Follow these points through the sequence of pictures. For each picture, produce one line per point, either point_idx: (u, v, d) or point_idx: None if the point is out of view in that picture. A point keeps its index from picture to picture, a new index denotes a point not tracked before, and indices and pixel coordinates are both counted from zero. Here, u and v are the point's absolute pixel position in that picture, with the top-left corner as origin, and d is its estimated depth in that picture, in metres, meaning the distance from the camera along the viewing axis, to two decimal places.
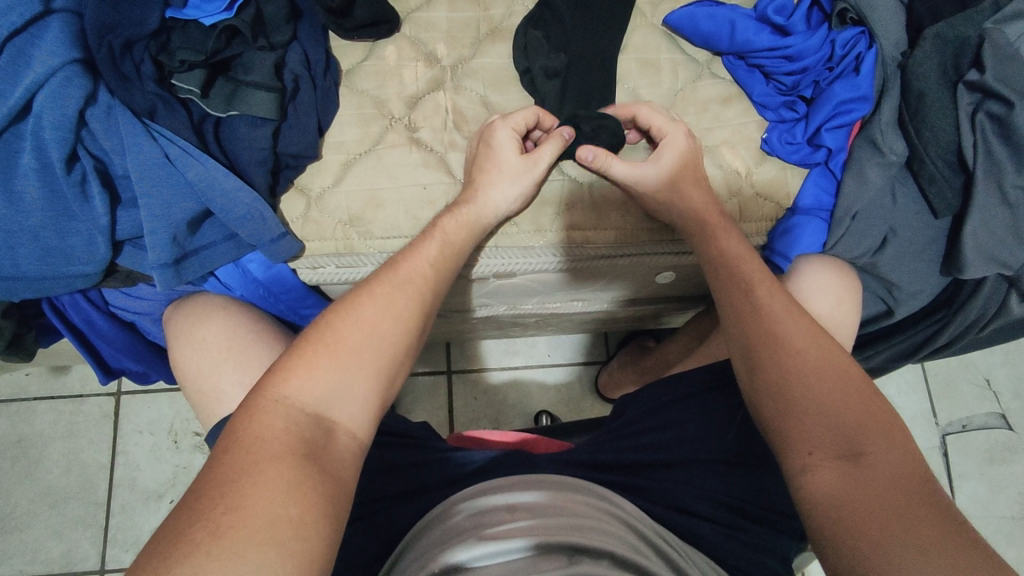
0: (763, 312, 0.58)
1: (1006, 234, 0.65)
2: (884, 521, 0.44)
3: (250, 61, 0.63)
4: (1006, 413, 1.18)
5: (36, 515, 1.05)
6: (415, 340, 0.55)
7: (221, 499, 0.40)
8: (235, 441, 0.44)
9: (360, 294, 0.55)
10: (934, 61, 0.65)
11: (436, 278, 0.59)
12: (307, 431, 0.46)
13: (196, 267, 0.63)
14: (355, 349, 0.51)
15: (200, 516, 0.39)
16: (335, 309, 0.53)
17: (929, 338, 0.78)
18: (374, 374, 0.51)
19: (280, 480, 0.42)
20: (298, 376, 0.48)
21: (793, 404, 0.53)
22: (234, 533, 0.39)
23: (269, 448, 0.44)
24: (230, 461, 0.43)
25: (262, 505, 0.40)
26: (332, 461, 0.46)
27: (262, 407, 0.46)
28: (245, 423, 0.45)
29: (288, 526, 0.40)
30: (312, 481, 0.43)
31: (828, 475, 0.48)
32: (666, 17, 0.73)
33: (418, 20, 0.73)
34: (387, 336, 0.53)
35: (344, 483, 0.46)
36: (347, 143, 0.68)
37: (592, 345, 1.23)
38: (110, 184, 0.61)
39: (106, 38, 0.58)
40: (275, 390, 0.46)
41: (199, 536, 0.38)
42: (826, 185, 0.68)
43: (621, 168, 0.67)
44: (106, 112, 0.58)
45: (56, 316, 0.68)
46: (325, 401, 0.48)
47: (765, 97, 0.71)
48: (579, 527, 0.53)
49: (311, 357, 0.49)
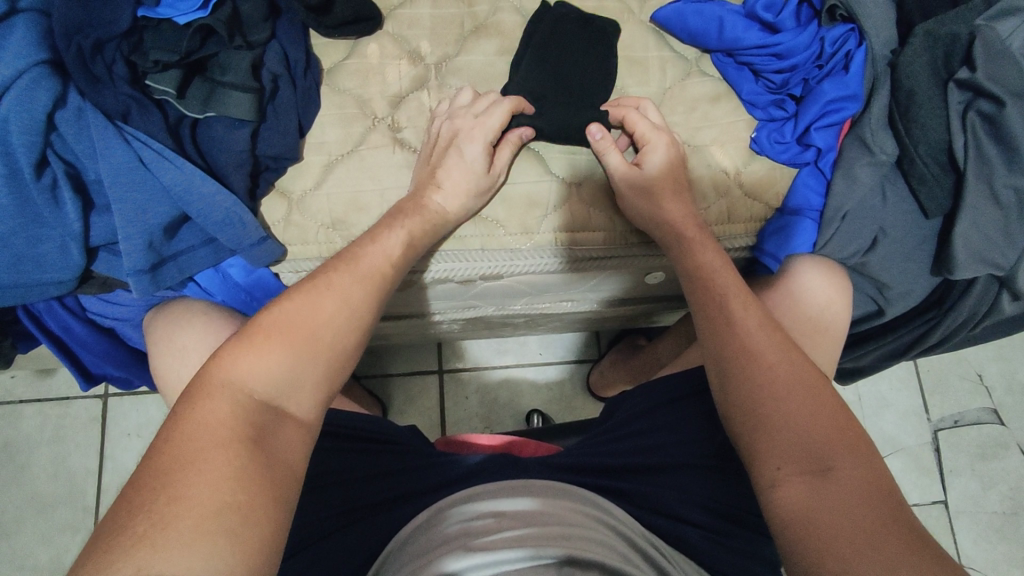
0: (744, 326, 0.57)
1: (995, 234, 0.64)
2: (858, 539, 0.43)
3: (227, 61, 0.62)
4: (997, 408, 1.18)
5: (23, 520, 1.04)
6: (366, 329, 0.54)
7: (163, 489, 0.40)
8: (177, 425, 0.43)
9: (316, 283, 0.54)
10: (923, 60, 0.63)
11: (395, 276, 0.58)
12: (251, 416, 0.45)
13: (174, 273, 0.62)
14: (309, 337, 0.50)
15: (141, 508, 0.39)
16: (290, 296, 0.52)
17: (916, 340, 0.78)
18: (327, 364, 0.51)
19: (226, 466, 0.42)
20: (248, 362, 0.48)
21: (762, 419, 0.52)
22: (178, 523, 0.38)
23: (213, 435, 0.43)
24: (172, 448, 0.42)
25: (205, 493, 0.40)
26: (280, 448, 0.45)
27: (206, 391, 0.46)
28: (188, 408, 0.44)
29: (236, 510, 0.40)
30: (259, 468, 0.43)
31: (796, 490, 0.48)
32: (654, 14, 0.72)
33: (401, 17, 0.72)
34: (342, 326, 0.52)
35: (293, 469, 0.46)
36: (328, 143, 0.67)
37: (583, 343, 1.23)
38: (83, 190, 0.59)
39: (75, 38, 0.56)
40: (221, 374, 0.46)
41: (143, 528, 0.38)
42: (816, 185, 0.67)
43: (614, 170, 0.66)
44: (76, 115, 0.57)
45: (32, 323, 0.67)
46: (276, 389, 0.48)
47: (754, 95, 0.69)
48: (567, 536, 0.52)
49: (260, 341, 0.49)
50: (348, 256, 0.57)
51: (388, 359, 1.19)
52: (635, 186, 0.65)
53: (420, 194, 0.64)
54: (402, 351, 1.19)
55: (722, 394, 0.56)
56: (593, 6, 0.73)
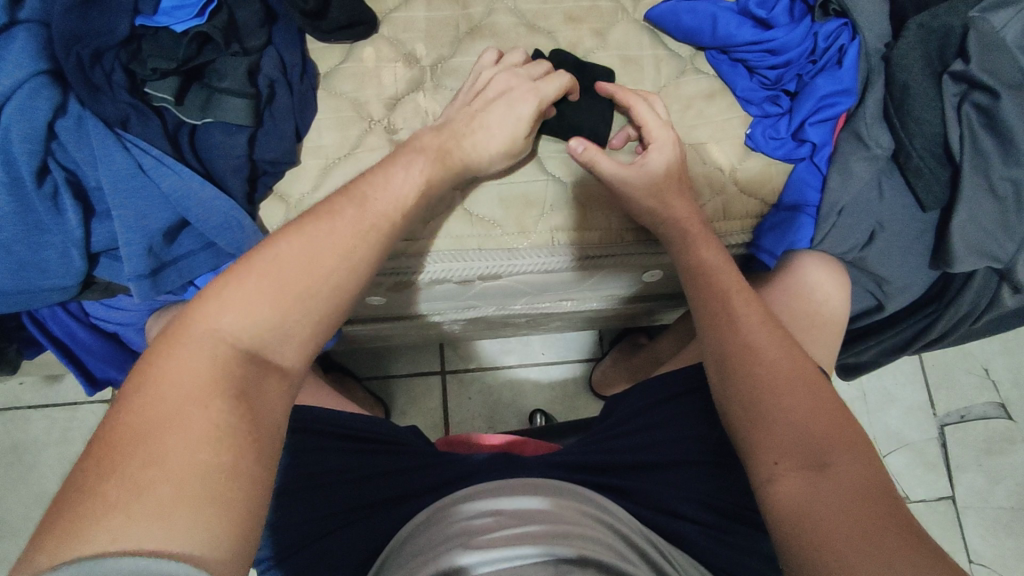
0: (738, 323, 0.57)
1: (994, 227, 0.64)
2: (855, 532, 0.43)
3: (223, 67, 0.63)
4: (1005, 403, 1.17)
5: (32, 523, 1.06)
6: (363, 281, 0.53)
7: (139, 450, 0.39)
8: (153, 378, 0.42)
9: (311, 228, 0.52)
10: (917, 53, 0.63)
11: (396, 223, 0.56)
12: (231, 369, 0.44)
13: (174, 277, 0.62)
14: (301, 286, 0.49)
15: (117, 469, 0.38)
16: (281, 239, 0.50)
17: (917, 335, 0.77)
18: (318, 313, 0.49)
19: (206, 426, 0.41)
20: (235, 310, 0.46)
21: (760, 414, 0.52)
22: (154, 488, 0.38)
23: (193, 389, 0.42)
24: (150, 404, 0.41)
25: (185, 456, 0.39)
26: (262, 402, 0.45)
27: (187, 340, 0.44)
28: (168, 357, 0.43)
29: (217, 477, 0.39)
30: (242, 427, 0.42)
31: (794, 484, 0.48)
32: (648, 13, 0.72)
33: (397, 20, 0.72)
34: (335, 272, 0.51)
35: (275, 424, 0.45)
36: (325, 147, 0.67)
37: (585, 343, 1.23)
38: (83, 197, 0.60)
39: (74, 48, 0.56)
40: (205, 325, 0.44)
41: (115, 492, 0.37)
42: (813, 180, 0.67)
43: (610, 165, 0.65)
44: (76, 123, 0.58)
45: (37, 329, 0.67)
46: (263, 339, 0.47)
47: (748, 92, 0.69)
48: (565, 534, 0.52)
49: (249, 288, 0.47)
50: (355, 195, 0.55)
51: (391, 360, 1.20)
52: (639, 183, 0.64)
53: (454, 135, 0.63)
54: (404, 352, 1.20)
55: (722, 391, 0.56)
56: (587, 6, 0.73)
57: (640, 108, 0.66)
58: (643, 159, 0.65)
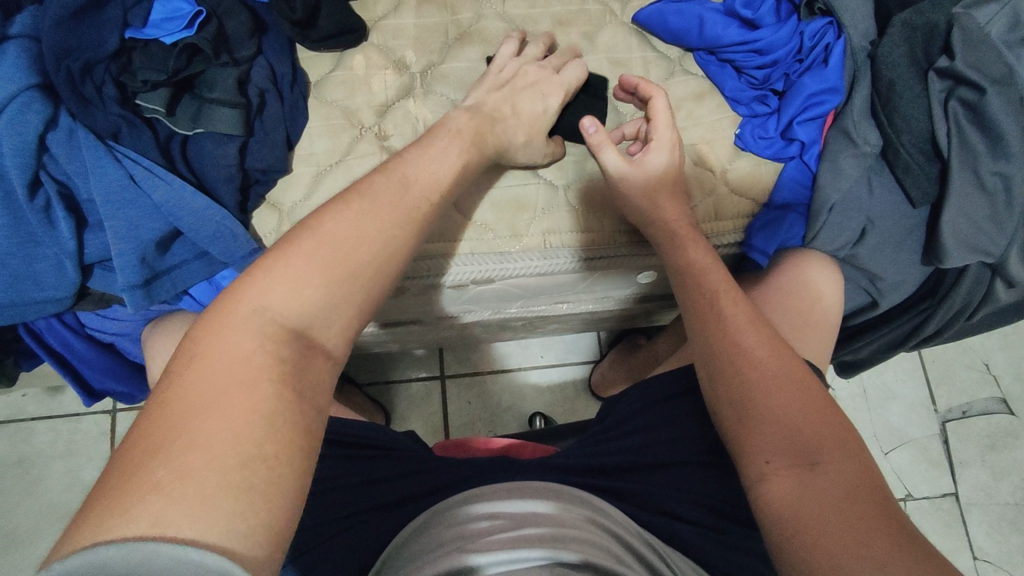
0: (727, 323, 0.57)
1: (984, 222, 0.64)
2: (846, 530, 0.43)
3: (213, 78, 0.63)
4: (1006, 397, 1.16)
5: (36, 535, 1.06)
6: (406, 259, 0.51)
7: (182, 433, 0.37)
8: (198, 357, 0.41)
9: (358, 203, 0.49)
10: (902, 51, 0.63)
11: (435, 200, 0.54)
12: (276, 348, 0.42)
13: (168, 287, 0.63)
14: (347, 263, 0.47)
15: (158, 451, 0.36)
16: (331, 214, 0.48)
17: (912, 332, 0.78)
18: (365, 292, 0.47)
19: (250, 409, 0.39)
20: (283, 286, 0.44)
21: (749, 413, 0.52)
22: (197, 474, 0.36)
23: (238, 370, 0.40)
24: (193, 384, 0.39)
25: (228, 441, 0.37)
26: (307, 385, 0.43)
27: (231, 318, 0.43)
28: (212, 335, 0.41)
29: (260, 465, 0.38)
30: (286, 412, 0.40)
31: (785, 484, 0.48)
32: (636, 15, 0.73)
33: (386, 27, 0.73)
34: (381, 252, 0.49)
35: (318, 409, 0.43)
36: (316, 155, 0.68)
37: (585, 345, 1.23)
38: (76, 209, 0.60)
39: (64, 62, 0.57)
40: (252, 300, 0.42)
41: (159, 475, 0.36)
42: (802, 178, 0.67)
43: (614, 157, 0.66)
44: (68, 136, 0.58)
45: (34, 341, 0.68)
46: (309, 317, 0.45)
47: (736, 92, 0.70)
48: (561, 537, 0.52)
49: (296, 265, 0.45)
50: (397, 174, 0.53)
51: (391, 366, 1.20)
52: (636, 184, 0.65)
53: (488, 120, 0.63)
54: (403, 357, 1.20)
55: (712, 390, 0.56)
56: (575, 10, 0.74)
57: (655, 99, 0.66)
58: (651, 151, 0.65)
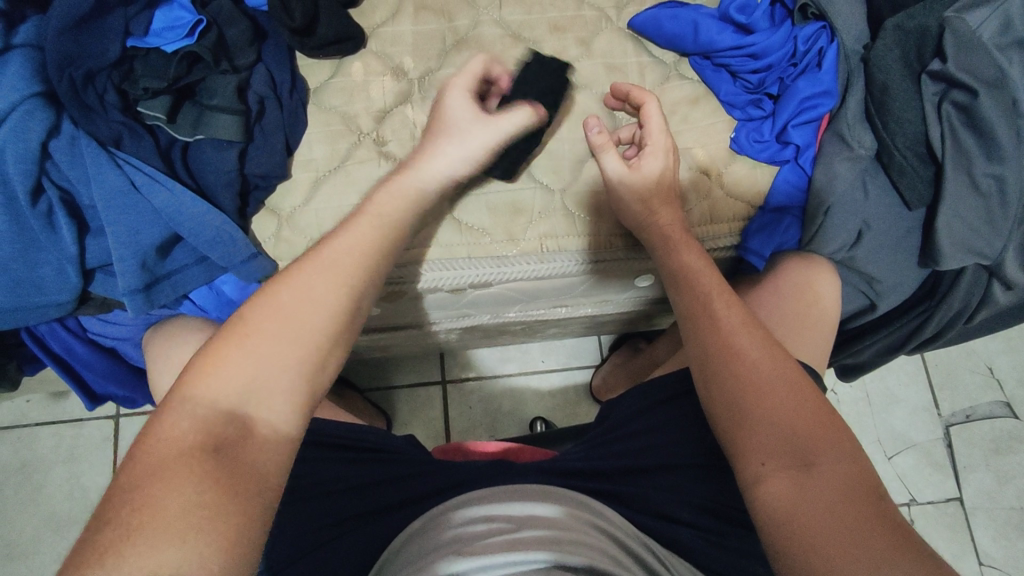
0: (721, 325, 0.57)
1: (981, 224, 0.64)
2: (843, 533, 0.43)
3: (213, 85, 0.64)
4: (1010, 401, 1.16)
5: (40, 540, 1.07)
6: (348, 322, 0.50)
7: (128, 498, 0.39)
8: (145, 440, 0.43)
9: (289, 275, 0.49)
10: (895, 54, 0.64)
11: (375, 251, 0.52)
12: (218, 433, 0.43)
13: (168, 291, 0.64)
14: (278, 335, 0.47)
15: (110, 518, 0.39)
16: (264, 292, 0.48)
17: (911, 334, 0.78)
18: (302, 360, 0.47)
19: (188, 476, 0.41)
20: (218, 372, 0.45)
21: (743, 415, 0.52)
22: (142, 532, 0.38)
23: (175, 451, 0.42)
24: (136, 462, 0.41)
25: (170, 500, 0.39)
26: (246, 462, 0.43)
27: (172, 407, 0.44)
28: (155, 424, 0.43)
29: (200, 514, 0.39)
30: (222, 482, 0.41)
31: (781, 485, 0.48)
32: (631, 21, 0.73)
33: (384, 34, 0.74)
34: (316, 319, 0.48)
35: (264, 484, 0.43)
36: (315, 160, 0.69)
37: (586, 349, 1.23)
38: (78, 215, 0.61)
39: (67, 70, 0.58)
40: (182, 390, 0.44)
41: (107, 539, 0.38)
42: (797, 181, 0.67)
43: (614, 161, 0.67)
44: (70, 143, 0.59)
45: (36, 345, 0.69)
46: (244, 396, 0.45)
47: (731, 96, 0.70)
48: (558, 539, 0.52)
49: (230, 349, 0.46)
50: (329, 233, 0.51)
51: (391, 371, 1.20)
52: (634, 184, 0.65)
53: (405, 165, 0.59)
54: (404, 362, 1.21)
55: (704, 390, 0.56)
56: (571, 16, 0.75)
57: (648, 107, 0.66)
58: (649, 155, 0.66)
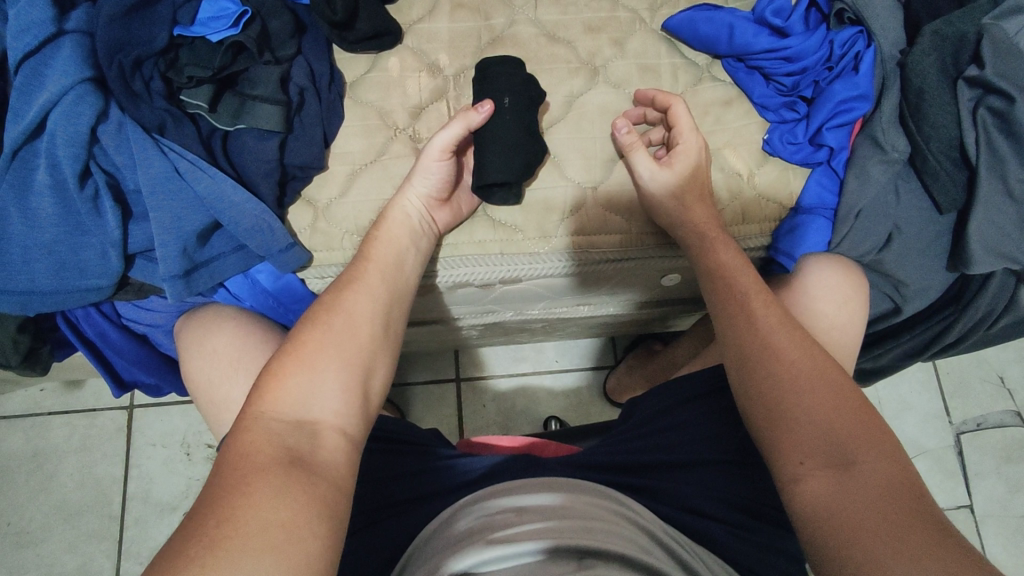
0: (759, 326, 0.58)
1: (1012, 228, 0.65)
2: (882, 529, 0.44)
3: (256, 76, 0.65)
4: (1021, 411, 1.16)
5: (52, 529, 1.07)
6: (379, 337, 0.58)
7: (213, 515, 0.42)
8: (225, 460, 0.47)
9: (327, 305, 0.58)
10: (932, 59, 0.64)
11: (413, 273, 0.64)
12: (290, 440, 0.49)
13: (206, 279, 0.64)
14: (325, 351, 0.54)
15: (195, 533, 0.41)
16: (307, 320, 0.57)
17: (933, 339, 0.78)
18: (350, 369, 0.54)
19: (269, 487, 0.44)
20: (280, 390, 0.52)
21: (781, 415, 0.53)
22: (228, 542, 0.40)
23: (255, 461, 0.46)
24: (221, 479, 0.45)
25: (254, 513, 0.42)
26: (319, 463, 0.48)
27: (244, 427, 0.49)
28: (230, 445, 0.48)
29: (282, 526, 0.42)
30: (301, 483, 0.46)
31: (821, 483, 0.48)
32: (665, 23, 0.74)
33: (420, 31, 0.74)
34: (357, 335, 0.57)
35: (336, 481, 0.48)
36: (352, 153, 0.69)
37: (601, 350, 1.24)
38: (122, 200, 0.62)
39: (117, 57, 0.59)
40: (254, 408, 0.50)
41: (196, 552, 0.40)
42: (829, 184, 0.68)
43: (645, 161, 0.68)
44: (117, 128, 0.60)
45: (70, 329, 0.69)
46: (305, 406, 0.51)
47: (765, 98, 0.71)
48: (589, 529, 0.53)
49: (286, 370, 0.53)
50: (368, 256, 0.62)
51: (406, 368, 1.21)
52: (668, 189, 0.66)
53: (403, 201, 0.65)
54: (419, 359, 1.21)
55: (743, 391, 0.57)
56: (605, 17, 0.75)
57: (676, 109, 0.68)
58: (678, 155, 0.67)
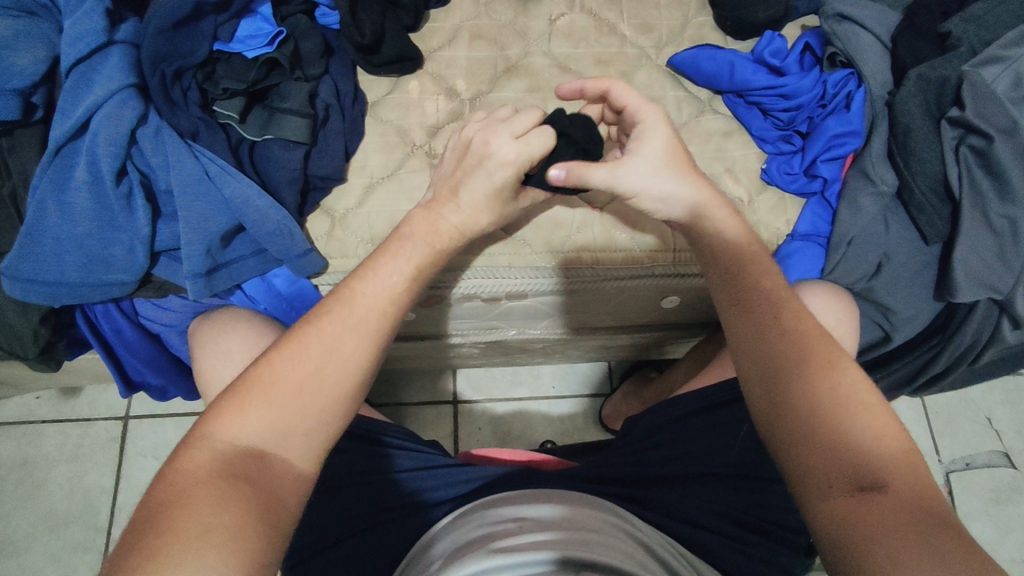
0: (797, 315, 0.55)
1: (994, 260, 0.68)
2: (902, 529, 0.42)
3: (286, 90, 0.69)
4: (1009, 452, 1.18)
5: (35, 539, 1.05)
6: (360, 374, 0.52)
7: (160, 519, 0.41)
8: (165, 476, 0.45)
9: (305, 330, 0.52)
10: (917, 100, 0.69)
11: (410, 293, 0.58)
12: (238, 467, 0.45)
13: (225, 280, 0.67)
14: (290, 385, 0.49)
15: (136, 542, 0.40)
16: (281, 342, 0.51)
17: (922, 368, 0.81)
18: (318, 408, 0.50)
19: (209, 495, 0.43)
20: (235, 416, 0.47)
21: (821, 409, 0.50)
22: (167, 548, 0.39)
23: (192, 481, 0.44)
24: (158, 494, 0.43)
25: (194, 519, 0.41)
26: (267, 490, 0.45)
27: (191, 445, 0.46)
28: (173, 463, 0.45)
29: (223, 531, 0.41)
30: (245, 498, 0.44)
31: (839, 479, 0.46)
32: (670, 59, 0.79)
33: (440, 58, 0.79)
34: (332, 373, 0.51)
35: (280, 513, 0.45)
36: (370, 167, 0.73)
37: (597, 376, 1.25)
38: (152, 199, 0.65)
39: (160, 67, 0.63)
40: (201, 429, 0.46)
41: (133, 561, 0.39)
42: (823, 213, 0.72)
43: (603, 173, 0.60)
44: (154, 132, 0.63)
45: (88, 326, 0.70)
46: (262, 439, 0.47)
47: (763, 131, 0.76)
48: (586, 541, 0.53)
49: (244, 398, 0.48)
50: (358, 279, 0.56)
51: (404, 387, 1.22)
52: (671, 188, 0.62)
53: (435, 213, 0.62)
54: (416, 380, 1.22)
55: (764, 398, 0.53)
56: (614, 52, 0.80)
57: (631, 109, 0.62)
58: (650, 163, 0.61)
